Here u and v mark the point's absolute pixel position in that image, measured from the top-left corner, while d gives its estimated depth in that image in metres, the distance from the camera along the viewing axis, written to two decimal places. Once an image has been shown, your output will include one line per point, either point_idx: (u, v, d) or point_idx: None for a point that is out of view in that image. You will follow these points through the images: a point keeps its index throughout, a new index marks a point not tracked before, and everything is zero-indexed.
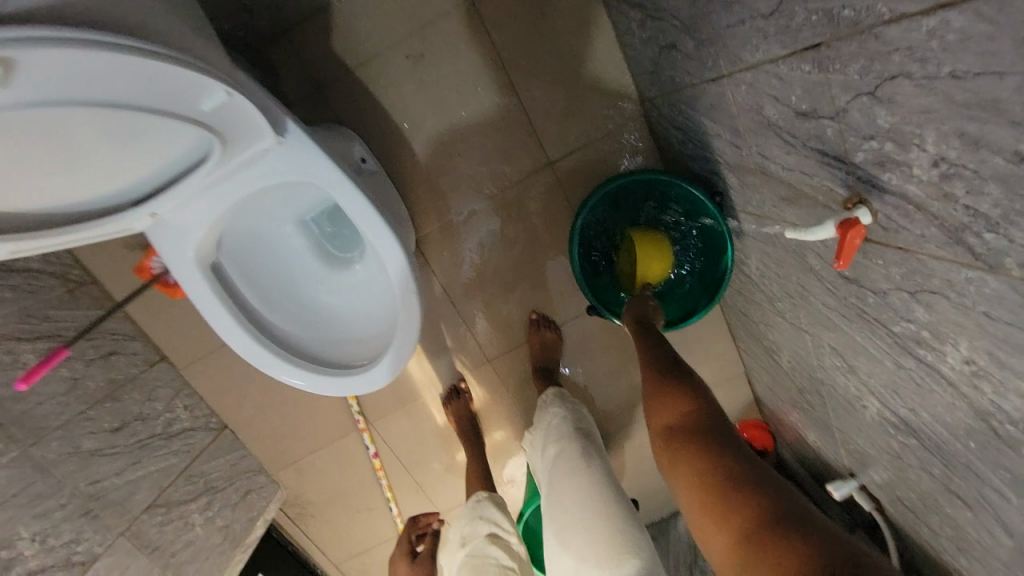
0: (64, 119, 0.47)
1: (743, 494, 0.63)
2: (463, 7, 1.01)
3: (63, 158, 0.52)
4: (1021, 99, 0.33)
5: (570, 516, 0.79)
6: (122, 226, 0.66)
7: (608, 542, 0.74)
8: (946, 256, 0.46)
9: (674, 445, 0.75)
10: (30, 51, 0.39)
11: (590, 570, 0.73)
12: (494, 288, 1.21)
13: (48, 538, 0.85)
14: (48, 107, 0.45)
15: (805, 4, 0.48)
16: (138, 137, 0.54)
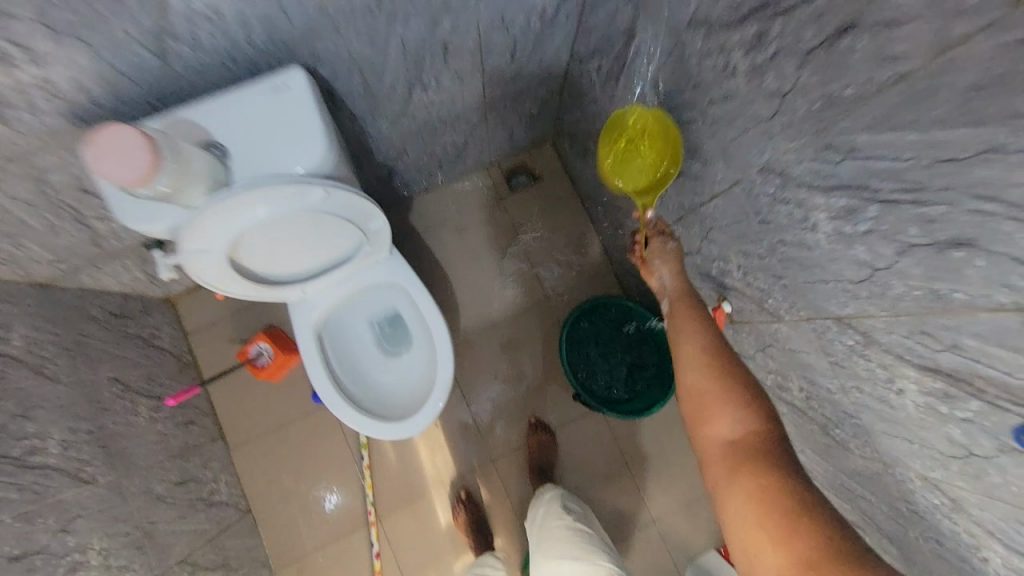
0: (311, 223, 0.81)
1: (786, 475, 0.62)
2: (493, 203, 1.57)
3: (289, 240, 0.84)
4: (748, 230, 0.76)
5: (551, 534, 1.00)
6: (280, 292, 0.97)
7: (581, 543, 0.96)
8: (762, 318, 0.83)
9: (717, 411, 0.70)
10: (334, 190, 0.74)
11: (569, 565, 0.92)
12: (501, 393, 1.50)
13: (108, 560, 0.98)
14: (313, 213, 0.78)
15: (670, 200, 0.97)
16: (333, 237, 0.89)
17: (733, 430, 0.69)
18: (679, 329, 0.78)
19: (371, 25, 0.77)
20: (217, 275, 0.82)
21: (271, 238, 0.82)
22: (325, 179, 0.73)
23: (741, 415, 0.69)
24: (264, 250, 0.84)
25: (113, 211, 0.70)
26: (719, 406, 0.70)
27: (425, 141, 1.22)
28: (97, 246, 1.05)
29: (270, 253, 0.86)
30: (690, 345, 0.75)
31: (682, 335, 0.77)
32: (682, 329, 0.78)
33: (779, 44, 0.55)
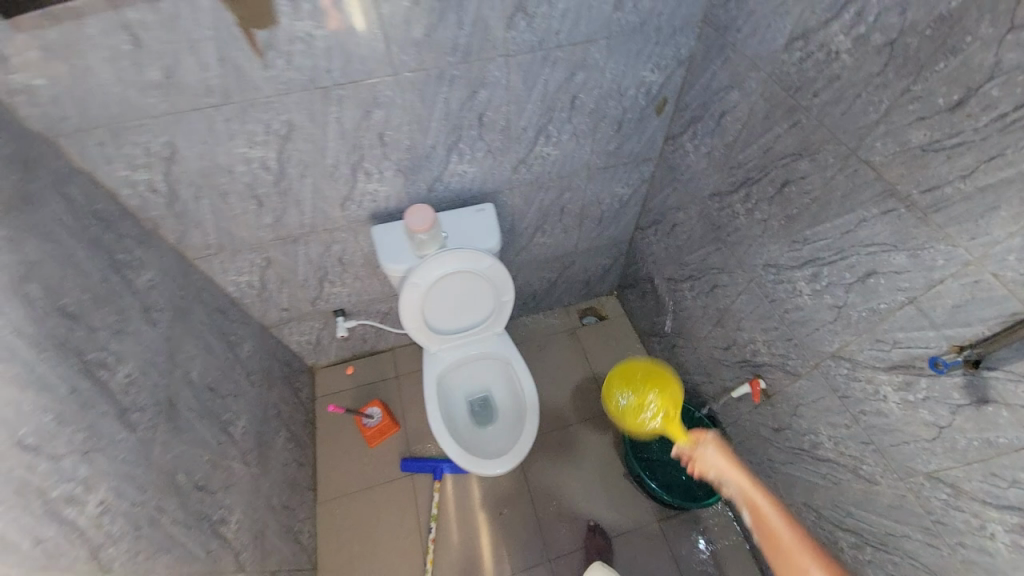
0: (471, 285, 1.31)
1: None
2: (569, 331, 2.00)
3: (455, 297, 1.32)
4: (764, 311, 1.14)
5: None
6: (430, 338, 1.39)
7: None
8: (788, 381, 1.12)
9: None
10: (495, 262, 1.26)
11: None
12: (564, 493, 1.63)
13: (240, 536, 1.15)
14: (478, 277, 1.28)
15: (712, 308, 1.37)
16: (477, 300, 1.36)
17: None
18: (766, 524, 0.71)
19: (530, 189, 1.40)
20: (407, 313, 1.28)
21: (444, 292, 1.30)
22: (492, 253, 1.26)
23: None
24: (438, 301, 1.32)
25: (380, 258, 1.22)
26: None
27: (532, 273, 1.77)
28: (311, 304, 1.56)
29: (440, 305, 1.33)
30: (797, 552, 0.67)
31: (772, 534, 0.70)
32: (776, 530, 0.69)
33: (759, 196, 1.06)
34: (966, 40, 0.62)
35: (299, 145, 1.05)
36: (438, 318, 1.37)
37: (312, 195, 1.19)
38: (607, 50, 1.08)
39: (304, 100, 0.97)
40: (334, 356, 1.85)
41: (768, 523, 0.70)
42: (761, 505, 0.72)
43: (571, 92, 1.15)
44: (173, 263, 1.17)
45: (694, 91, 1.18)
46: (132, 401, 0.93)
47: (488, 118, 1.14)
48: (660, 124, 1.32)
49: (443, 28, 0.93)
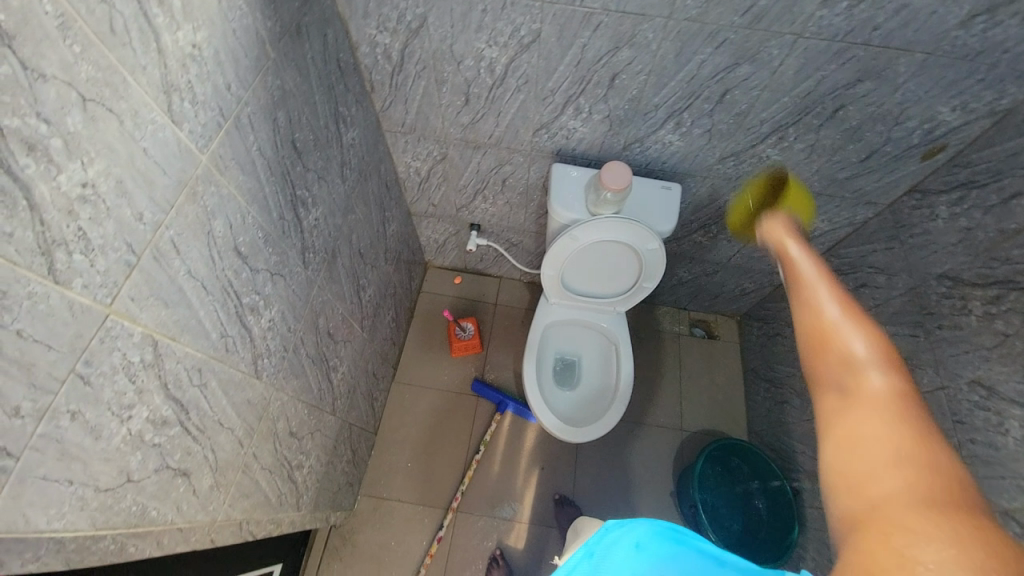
0: (621, 256, 1.26)
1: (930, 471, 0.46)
2: (674, 335, 1.91)
3: (602, 262, 1.28)
4: (939, 426, 0.98)
5: None
6: (557, 290, 1.38)
7: None
8: None
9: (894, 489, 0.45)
10: (659, 247, 1.20)
11: None
12: (606, 479, 1.65)
13: (343, 383, 1.29)
14: (634, 252, 1.23)
15: None
16: (618, 274, 1.31)
17: (921, 517, 0.41)
18: (830, 349, 0.61)
19: (723, 185, 1.27)
20: (549, 259, 1.26)
21: (593, 253, 1.26)
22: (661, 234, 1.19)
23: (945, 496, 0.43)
24: (585, 260, 1.29)
25: (552, 201, 1.18)
26: (900, 463, 0.47)
27: (670, 265, 1.67)
28: (457, 210, 1.60)
29: (583, 264, 1.30)
30: (868, 403, 0.54)
31: (844, 366, 0.59)
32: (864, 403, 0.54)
33: (1015, 306, 0.87)
34: None
35: (533, 59, 1.01)
36: (574, 276, 1.35)
37: (515, 111, 1.16)
38: (917, 68, 0.88)
39: (563, 15, 0.90)
40: (451, 261, 1.93)
41: (845, 346, 0.60)
42: (818, 290, 0.67)
43: (842, 101, 0.97)
44: (371, 128, 1.23)
45: (990, 151, 0.95)
46: (312, 242, 1.02)
47: (732, 98, 1.01)
48: (917, 171, 1.10)
49: None
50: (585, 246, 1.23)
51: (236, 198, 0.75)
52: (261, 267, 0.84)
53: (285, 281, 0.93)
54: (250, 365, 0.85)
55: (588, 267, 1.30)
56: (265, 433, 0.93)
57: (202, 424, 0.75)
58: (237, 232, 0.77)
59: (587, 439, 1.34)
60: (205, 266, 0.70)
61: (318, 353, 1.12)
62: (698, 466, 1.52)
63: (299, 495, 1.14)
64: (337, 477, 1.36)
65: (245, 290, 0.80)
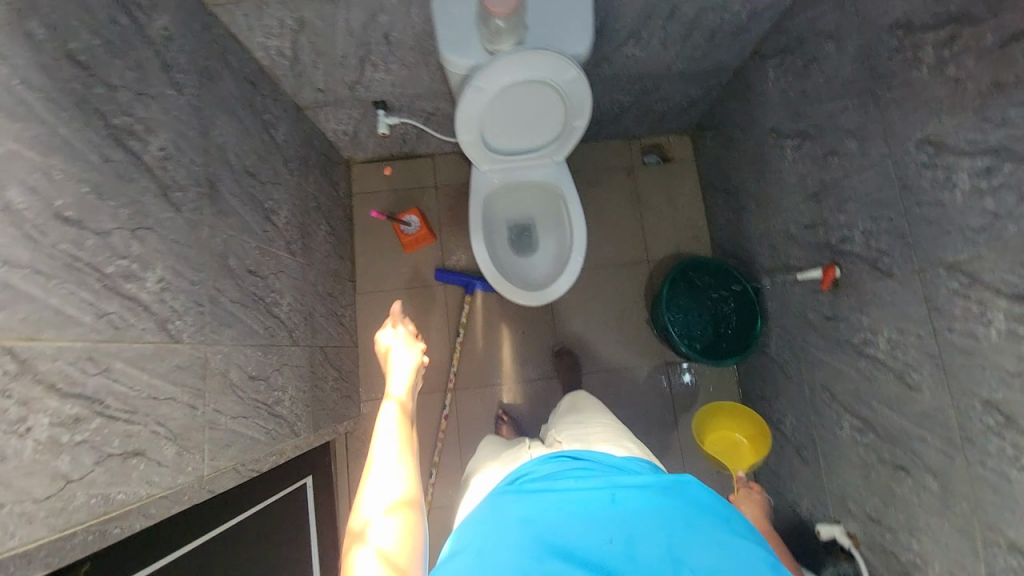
0: (539, 95, 1.08)
1: None
2: (626, 170, 1.81)
3: (522, 110, 1.12)
4: (887, 196, 0.95)
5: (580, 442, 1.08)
6: (483, 155, 1.24)
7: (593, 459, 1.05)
8: (871, 278, 1.01)
9: None
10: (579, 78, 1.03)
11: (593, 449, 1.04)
12: (584, 325, 1.72)
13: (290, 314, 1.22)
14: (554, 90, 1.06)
15: (812, 178, 1.17)
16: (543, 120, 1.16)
17: None
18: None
19: None
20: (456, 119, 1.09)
21: (508, 103, 1.09)
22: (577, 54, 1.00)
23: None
24: (502, 113, 1.12)
25: (441, 45, 0.97)
26: None
27: (606, 92, 1.48)
28: (351, 89, 1.35)
29: (502, 118, 1.13)
30: None
31: None
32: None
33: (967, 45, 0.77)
34: None
35: None
36: (497, 134, 1.19)
37: None
38: None
39: None
40: (372, 152, 1.72)
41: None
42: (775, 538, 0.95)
43: None
44: (187, 8, 0.95)
45: None
46: (173, 178, 0.86)
47: None
48: None
49: None
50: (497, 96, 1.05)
51: (19, 151, 0.58)
52: (111, 226, 0.71)
53: (156, 233, 0.80)
54: (158, 332, 0.77)
55: (508, 120, 1.14)
56: (218, 387, 0.91)
57: (129, 405, 0.71)
58: (48, 194, 0.62)
59: (553, 298, 1.34)
60: (23, 247, 0.58)
61: (246, 293, 1.04)
62: (666, 283, 1.54)
63: (291, 425, 1.17)
64: (329, 396, 1.41)
65: (103, 259, 0.69)
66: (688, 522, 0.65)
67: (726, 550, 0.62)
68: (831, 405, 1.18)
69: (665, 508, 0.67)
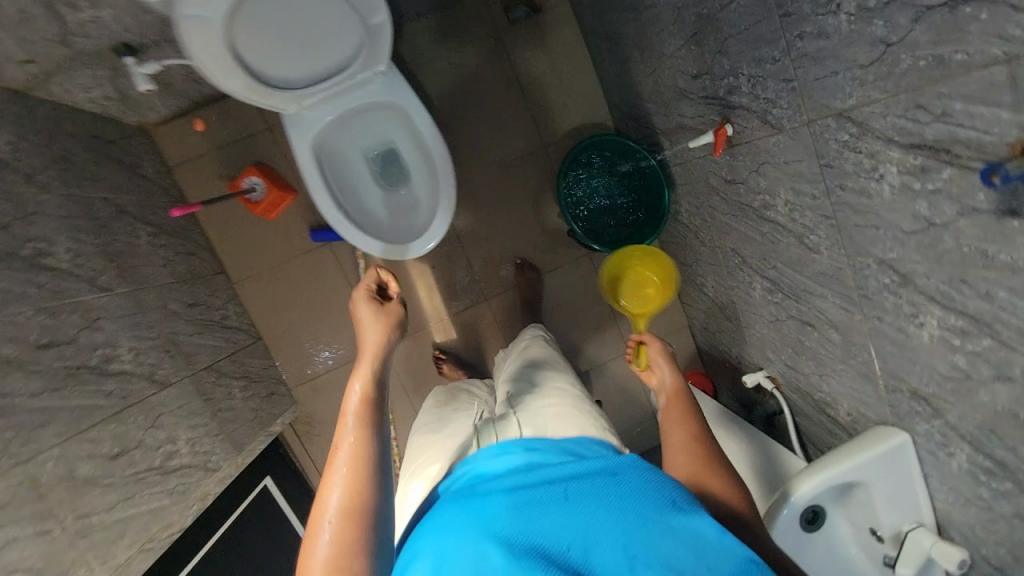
0: (313, 6, 0.90)
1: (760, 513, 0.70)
2: (491, 38, 1.47)
3: (295, 24, 0.90)
4: (766, 30, 0.75)
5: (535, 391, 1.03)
6: (286, 103, 0.99)
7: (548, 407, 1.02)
8: (763, 134, 0.86)
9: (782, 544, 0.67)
10: None
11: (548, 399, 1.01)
12: (495, 239, 1.57)
13: (139, 357, 1.03)
14: None
15: (687, 12, 0.92)
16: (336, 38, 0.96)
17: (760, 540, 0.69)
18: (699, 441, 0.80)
19: None
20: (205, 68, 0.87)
21: (274, 24, 0.89)
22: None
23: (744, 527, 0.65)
24: (277, 38, 0.91)
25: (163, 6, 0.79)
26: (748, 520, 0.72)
27: None
28: (64, 45, 0.95)
29: (280, 45, 0.92)
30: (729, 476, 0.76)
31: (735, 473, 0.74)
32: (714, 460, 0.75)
33: None
34: None
35: None
36: (289, 67, 0.95)
37: None
38: None
39: None
40: (166, 109, 1.33)
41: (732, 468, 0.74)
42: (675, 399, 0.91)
43: None
44: None
45: None
46: None
47: None
48: None
49: None
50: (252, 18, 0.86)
51: None
52: None
53: None
54: None
55: (290, 53, 0.93)
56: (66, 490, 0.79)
57: None
58: None
59: (434, 245, 1.11)
60: None
61: (53, 371, 0.85)
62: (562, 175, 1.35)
63: (204, 464, 1.09)
64: (235, 406, 1.24)
65: None
66: (646, 517, 0.56)
67: (685, 539, 0.54)
68: (742, 269, 1.13)
69: (629, 501, 0.58)
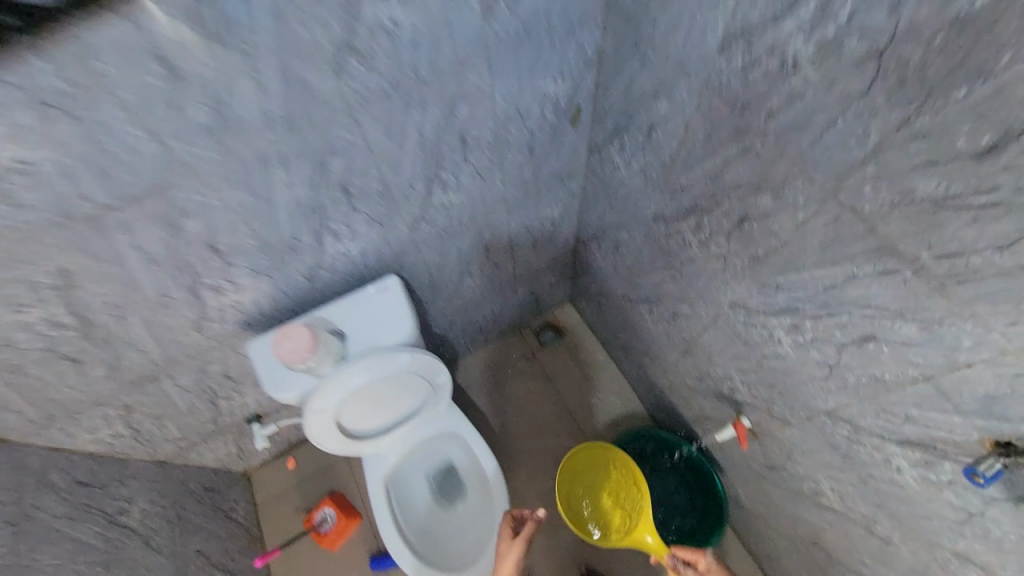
0: (398, 389, 1.09)
1: None
2: (528, 357, 1.80)
3: (379, 398, 1.07)
4: (739, 351, 0.96)
5: None
6: (362, 447, 1.15)
7: None
8: (776, 427, 0.96)
9: None
10: (415, 356, 1.01)
11: None
12: (555, 545, 1.49)
13: None
14: (400, 376, 1.04)
15: (676, 337, 1.19)
16: (405, 401, 1.13)
17: None
18: None
19: (439, 244, 1.14)
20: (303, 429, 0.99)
21: (360, 400, 1.05)
22: (435, 359, 1.06)
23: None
24: (361, 409, 1.07)
25: (268, 385, 0.94)
26: None
27: (470, 314, 1.54)
28: (211, 424, 1.28)
29: (363, 412, 1.09)
30: None
31: None
32: None
33: (712, 228, 0.84)
34: (1008, 53, 0.39)
35: (96, 288, 0.76)
36: (368, 423, 1.13)
37: (149, 331, 0.89)
38: (490, 73, 0.81)
39: (67, 239, 0.67)
40: (269, 453, 1.59)
41: None
42: None
43: (457, 131, 0.88)
44: None
45: (609, 99, 0.95)
46: None
47: (356, 187, 0.87)
48: (578, 138, 1.08)
49: (243, 105, 0.64)
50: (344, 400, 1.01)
51: None
52: None
53: None
54: None
55: (366, 409, 1.08)
56: None
57: None
58: None
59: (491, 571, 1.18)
60: None
61: None
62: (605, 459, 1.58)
63: None
64: None
65: None
66: None
67: None
68: (832, 564, 1.02)
69: None
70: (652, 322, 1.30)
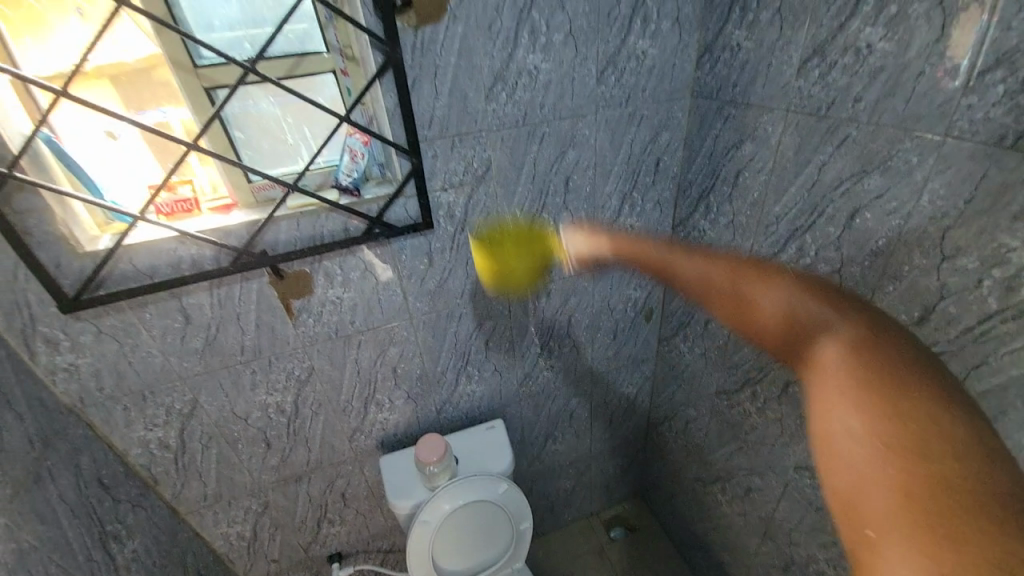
0: (488, 527, 1.20)
1: None
2: (597, 551, 1.75)
3: (470, 532, 1.18)
4: (814, 519, 1.03)
5: None
6: None
7: None
8: None
9: None
10: (510, 488, 1.18)
11: None
12: None
13: None
14: (494, 509, 1.18)
15: (753, 516, 1.24)
16: (490, 542, 1.22)
17: None
18: None
19: (537, 402, 1.42)
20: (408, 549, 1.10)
21: (455, 530, 1.16)
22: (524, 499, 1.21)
23: (934, 450, 0.38)
24: (452, 542, 1.17)
25: (391, 494, 1.13)
26: None
27: (547, 483, 1.65)
28: (304, 550, 1.38)
29: (452, 545, 1.18)
30: None
31: None
32: None
33: (765, 394, 1.07)
34: (905, 269, 0.72)
35: (317, 387, 1.11)
36: (452, 560, 1.20)
37: (322, 431, 1.19)
38: (593, 279, 1.26)
39: (326, 348, 1.07)
40: None
41: None
42: None
43: (567, 313, 1.28)
44: (160, 523, 1.10)
45: (674, 303, 1.34)
46: None
47: (494, 343, 1.24)
48: (650, 331, 1.44)
49: (453, 280, 1.10)
50: (445, 527, 1.14)
51: None
52: None
53: None
54: None
55: (456, 543, 1.18)
56: None
57: None
58: None
59: None
60: None
61: None
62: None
63: None
64: None
65: None
66: None
67: None
68: None
69: None
70: (727, 504, 1.35)
